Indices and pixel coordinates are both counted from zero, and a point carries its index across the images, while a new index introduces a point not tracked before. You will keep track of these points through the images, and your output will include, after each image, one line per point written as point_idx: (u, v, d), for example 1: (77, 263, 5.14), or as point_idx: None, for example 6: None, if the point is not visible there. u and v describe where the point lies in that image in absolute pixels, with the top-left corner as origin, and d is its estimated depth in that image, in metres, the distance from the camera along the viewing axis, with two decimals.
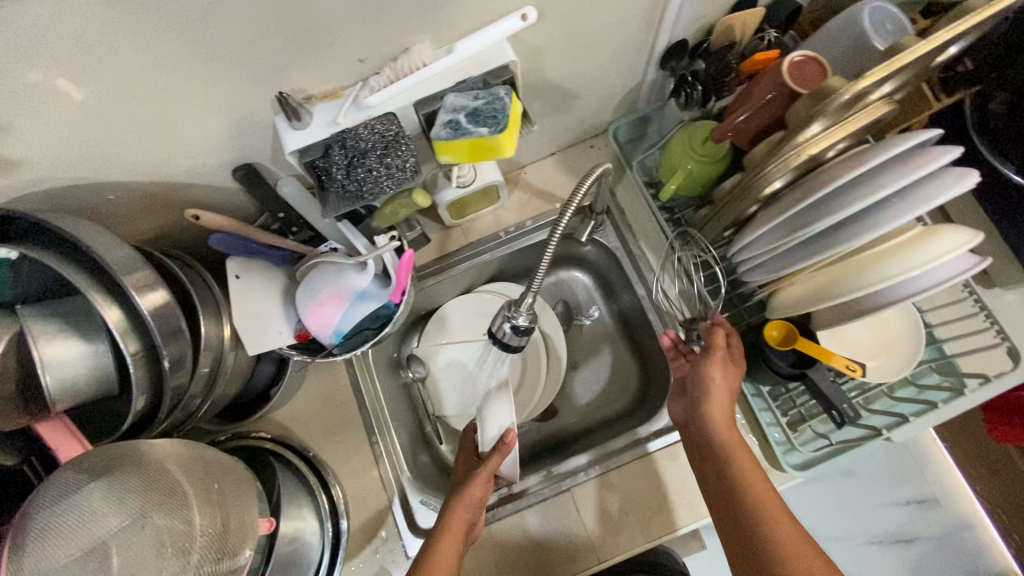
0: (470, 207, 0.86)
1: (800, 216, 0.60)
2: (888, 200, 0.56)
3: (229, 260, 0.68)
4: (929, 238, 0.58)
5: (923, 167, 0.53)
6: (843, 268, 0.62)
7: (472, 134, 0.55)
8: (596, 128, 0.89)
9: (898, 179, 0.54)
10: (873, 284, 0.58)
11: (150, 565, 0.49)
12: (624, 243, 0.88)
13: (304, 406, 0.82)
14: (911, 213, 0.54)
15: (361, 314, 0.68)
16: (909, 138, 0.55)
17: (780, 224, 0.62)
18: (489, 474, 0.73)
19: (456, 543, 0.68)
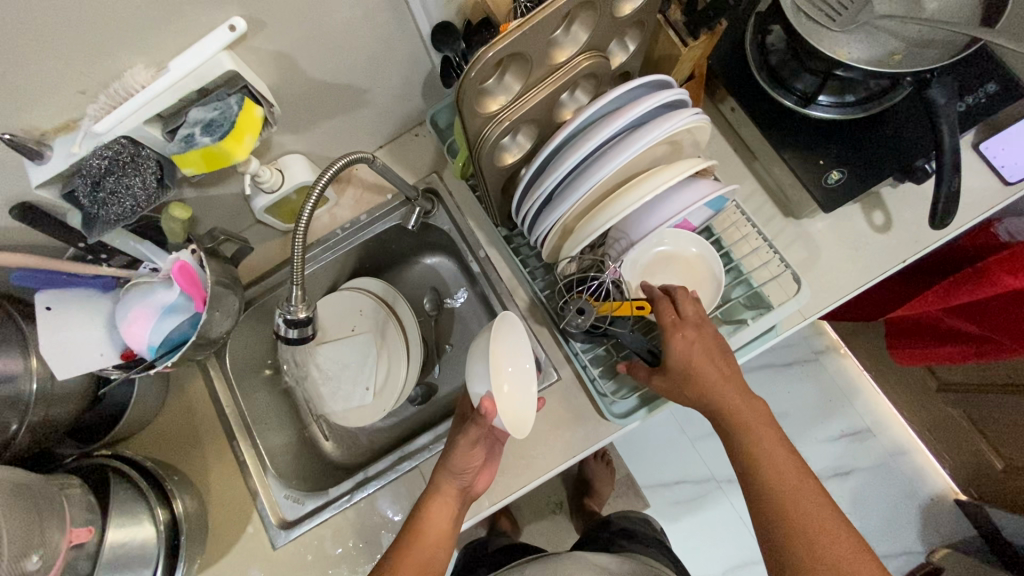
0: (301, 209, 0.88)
1: (539, 174, 0.66)
2: (606, 150, 0.63)
3: (38, 292, 0.70)
4: (650, 177, 0.65)
5: (621, 116, 0.60)
6: (592, 216, 0.67)
7: (203, 142, 0.59)
8: (415, 116, 0.91)
9: (602, 128, 0.61)
10: (611, 220, 0.64)
11: None
12: (455, 223, 0.91)
13: (164, 423, 0.87)
14: (620, 157, 0.61)
15: (169, 327, 0.73)
16: (616, 89, 0.62)
17: (527, 185, 0.67)
18: (474, 441, 0.70)
19: (442, 517, 0.69)
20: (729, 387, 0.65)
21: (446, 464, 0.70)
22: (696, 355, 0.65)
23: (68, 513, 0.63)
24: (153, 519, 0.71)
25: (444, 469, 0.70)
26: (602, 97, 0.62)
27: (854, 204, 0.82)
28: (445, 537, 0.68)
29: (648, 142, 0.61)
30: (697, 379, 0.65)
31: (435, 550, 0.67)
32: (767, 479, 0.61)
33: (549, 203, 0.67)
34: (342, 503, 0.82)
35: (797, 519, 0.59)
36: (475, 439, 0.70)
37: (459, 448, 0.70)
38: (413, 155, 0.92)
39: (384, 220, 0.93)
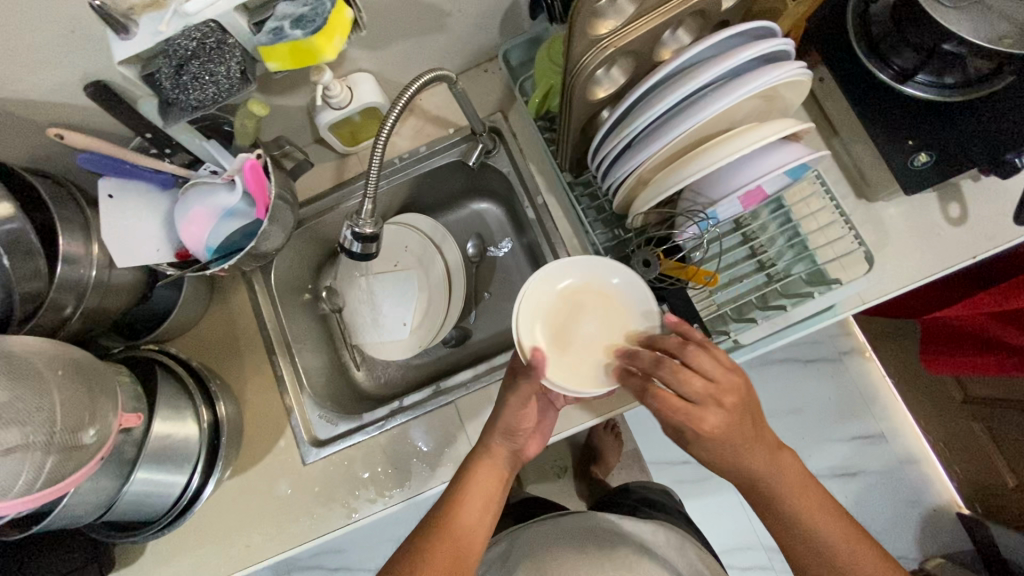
0: (362, 132, 0.86)
1: (626, 117, 0.63)
2: (701, 97, 0.61)
3: (102, 179, 0.70)
4: (739, 134, 0.63)
5: (725, 61, 0.58)
6: (674, 168, 0.65)
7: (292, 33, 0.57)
8: (487, 51, 0.88)
9: (705, 72, 0.58)
10: (696, 173, 0.62)
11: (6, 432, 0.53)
12: (515, 167, 0.89)
13: (207, 330, 0.87)
14: (717, 105, 0.59)
15: (228, 231, 0.72)
16: (721, 33, 0.59)
17: (611, 127, 0.65)
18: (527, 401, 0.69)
19: (488, 478, 0.68)
20: (754, 447, 0.58)
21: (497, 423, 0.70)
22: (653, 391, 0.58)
23: (120, 396, 0.63)
24: (196, 417, 0.72)
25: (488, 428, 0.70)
26: (705, 39, 0.59)
27: (930, 194, 0.80)
28: (492, 501, 0.68)
29: (748, 92, 0.59)
30: (699, 439, 0.58)
31: (480, 509, 0.67)
32: (806, 526, 0.59)
33: (630, 150, 0.65)
34: (376, 429, 0.83)
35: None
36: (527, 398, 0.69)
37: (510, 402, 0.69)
38: (479, 91, 0.90)
39: (442, 155, 0.91)
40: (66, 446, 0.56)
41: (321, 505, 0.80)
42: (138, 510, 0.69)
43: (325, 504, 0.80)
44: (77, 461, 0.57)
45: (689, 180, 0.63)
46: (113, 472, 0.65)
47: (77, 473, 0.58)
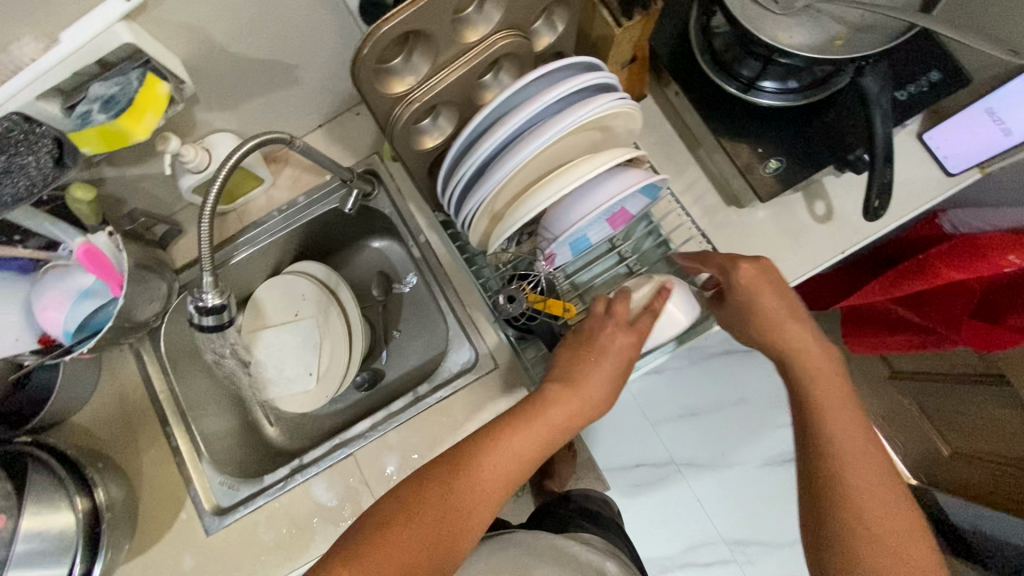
0: (234, 189, 0.85)
1: (458, 160, 0.63)
2: (526, 134, 0.61)
3: None
4: (570, 167, 0.64)
5: (541, 99, 0.58)
6: (514, 204, 0.66)
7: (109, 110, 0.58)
8: (354, 95, 0.88)
9: (524, 110, 0.59)
10: (531, 211, 0.62)
11: None
12: (396, 207, 0.89)
13: (97, 405, 0.85)
14: (540, 142, 0.59)
15: (86, 312, 0.70)
16: (539, 70, 0.59)
17: (447, 170, 0.65)
18: (597, 348, 0.64)
19: (523, 446, 0.60)
20: (826, 375, 0.60)
21: (575, 369, 0.64)
22: (761, 296, 0.64)
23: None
24: (72, 507, 0.70)
25: (612, 372, 0.64)
26: (523, 79, 0.60)
27: (796, 194, 0.81)
28: (501, 490, 0.59)
29: (566, 128, 0.59)
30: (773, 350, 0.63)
31: (535, 445, 0.61)
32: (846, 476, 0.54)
33: (470, 191, 0.65)
34: (277, 490, 0.82)
35: (857, 504, 0.53)
36: (603, 343, 0.64)
37: (609, 345, 0.64)
38: (353, 135, 0.89)
39: (323, 202, 0.90)
40: None
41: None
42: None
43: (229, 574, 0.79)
44: None
45: (529, 217, 0.63)
46: None
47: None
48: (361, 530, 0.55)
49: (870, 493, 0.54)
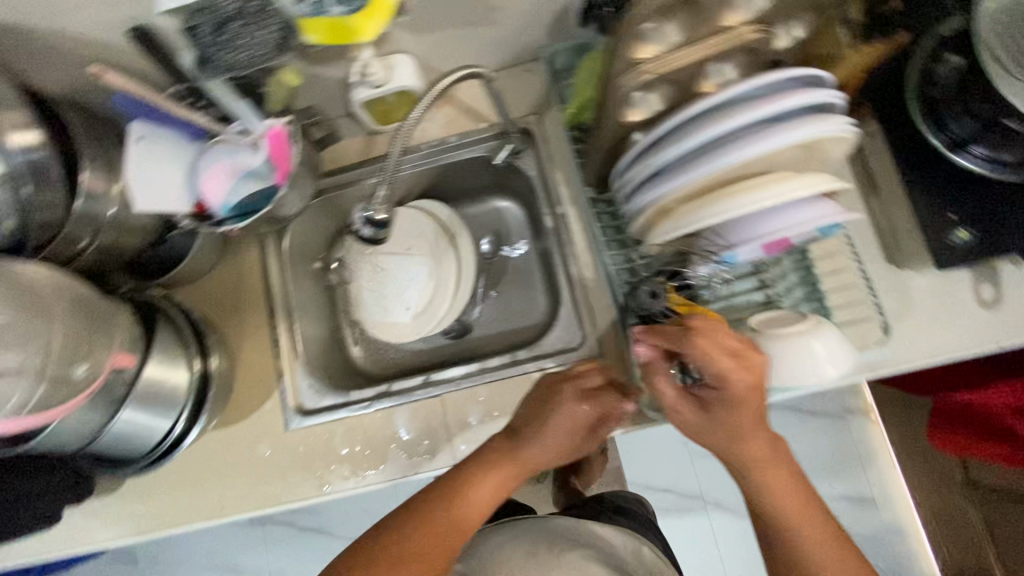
0: (394, 112, 0.86)
1: (655, 145, 0.62)
2: (733, 138, 0.59)
3: (132, 121, 0.71)
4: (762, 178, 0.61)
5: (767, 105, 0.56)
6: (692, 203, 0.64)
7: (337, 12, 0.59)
8: (532, 50, 0.87)
9: (745, 113, 0.56)
10: (714, 216, 0.60)
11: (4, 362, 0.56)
12: (542, 172, 0.88)
13: (217, 280, 0.89)
14: (751, 149, 0.57)
15: (246, 191, 0.72)
16: (774, 74, 0.57)
17: (638, 153, 0.64)
18: (539, 423, 0.65)
19: (493, 488, 0.64)
20: (756, 434, 0.59)
21: (532, 429, 0.65)
22: (720, 359, 0.56)
23: (117, 336, 0.65)
24: (188, 366, 0.74)
25: (551, 448, 0.65)
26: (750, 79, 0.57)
27: (964, 271, 0.76)
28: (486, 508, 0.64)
29: (784, 141, 0.56)
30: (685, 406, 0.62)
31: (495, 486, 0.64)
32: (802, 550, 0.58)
33: (654, 180, 0.64)
34: (362, 407, 0.84)
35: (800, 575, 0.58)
36: (547, 419, 0.64)
37: (556, 412, 0.64)
38: (518, 90, 0.88)
39: (472, 148, 0.90)
40: (59, 377, 0.58)
41: (295, 472, 0.82)
42: (124, 448, 0.71)
43: (299, 472, 0.82)
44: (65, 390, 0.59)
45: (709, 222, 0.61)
46: (101, 407, 0.66)
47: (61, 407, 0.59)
48: (366, 541, 0.61)
49: (808, 527, 0.59)
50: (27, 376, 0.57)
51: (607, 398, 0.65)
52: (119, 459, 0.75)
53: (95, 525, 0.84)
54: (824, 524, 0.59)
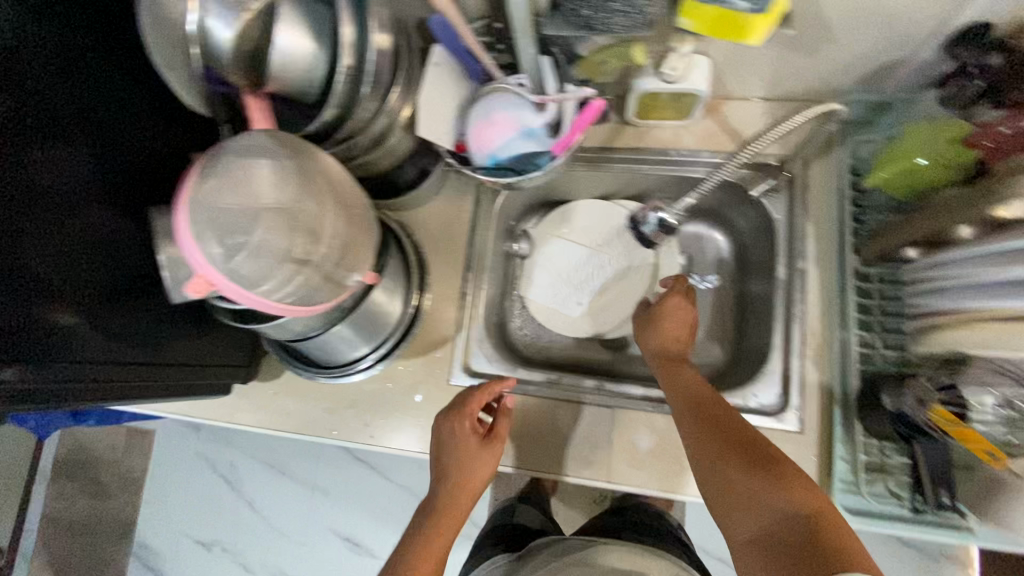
0: (660, 110, 0.82)
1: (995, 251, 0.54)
2: None
3: (436, 46, 0.70)
4: None
5: None
6: None
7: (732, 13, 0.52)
8: (827, 91, 0.80)
9: None
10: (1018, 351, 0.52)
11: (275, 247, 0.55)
12: (790, 218, 0.81)
13: (425, 216, 0.89)
14: None
15: (519, 150, 0.69)
16: None
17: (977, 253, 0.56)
18: (455, 463, 0.75)
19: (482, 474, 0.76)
20: (723, 417, 0.64)
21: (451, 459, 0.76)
22: (674, 317, 0.77)
23: (371, 255, 0.62)
24: (403, 300, 0.75)
25: (478, 467, 0.76)
26: None
27: None
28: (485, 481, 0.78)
29: None
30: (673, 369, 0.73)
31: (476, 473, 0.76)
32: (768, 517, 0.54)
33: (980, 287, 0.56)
34: (532, 389, 0.82)
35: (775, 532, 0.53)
36: (462, 460, 0.75)
37: (452, 455, 0.76)
38: (793, 127, 0.82)
39: (721, 168, 0.83)
40: (332, 277, 0.59)
41: None
42: (316, 355, 0.74)
43: None
44: (316, 292, 0.58)
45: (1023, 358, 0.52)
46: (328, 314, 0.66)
47: (306, 307, 0.59)
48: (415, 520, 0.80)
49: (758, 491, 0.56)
50: (287, 263, 0.56)
51: (500, 423, 0.77)
52: (309, 361, 0.77)
53: (244, 407, 0.86)
54: (791, 501, 0.54)
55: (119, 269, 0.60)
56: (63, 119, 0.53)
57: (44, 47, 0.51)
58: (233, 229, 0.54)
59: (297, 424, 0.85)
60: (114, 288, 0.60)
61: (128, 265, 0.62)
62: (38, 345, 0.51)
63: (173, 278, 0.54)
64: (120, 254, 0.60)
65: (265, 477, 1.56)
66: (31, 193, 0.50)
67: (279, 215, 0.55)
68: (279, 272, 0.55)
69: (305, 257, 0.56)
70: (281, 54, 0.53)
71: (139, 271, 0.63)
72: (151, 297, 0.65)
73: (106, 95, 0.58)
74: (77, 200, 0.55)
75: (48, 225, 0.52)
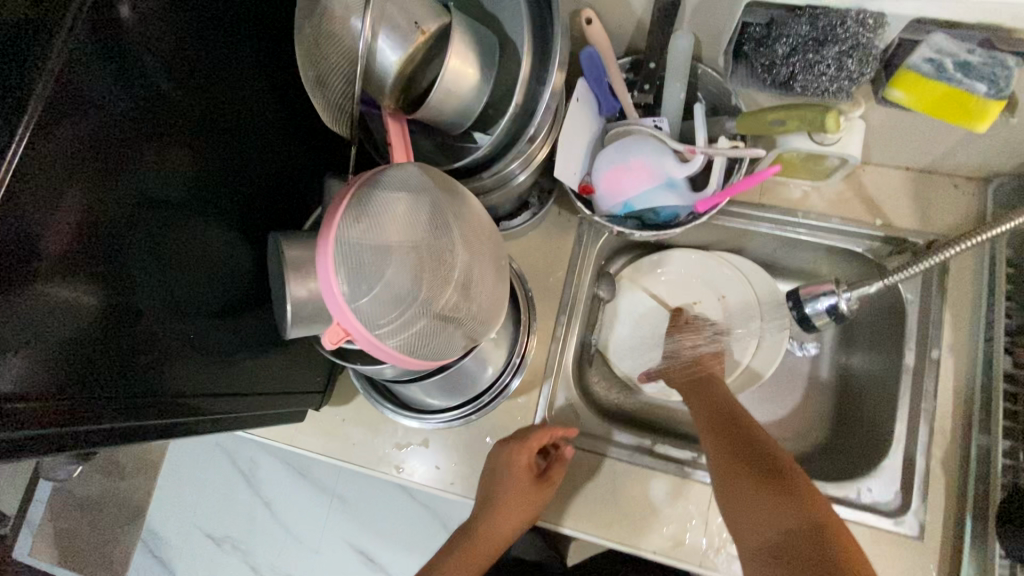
0: (794, 168, 0.75)
1: None
2: None
3: (578, 80, 0.65)
4: None
5: None
6: None
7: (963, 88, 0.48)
8: (981, 170, 0.73)
9: None
10: None
11: (409, 292, 0.48)
12: (925, 302, 0.74)
13: (521, 249, 0.85)
14: None
15: (657, 202, 0.64)
16: None
17: None
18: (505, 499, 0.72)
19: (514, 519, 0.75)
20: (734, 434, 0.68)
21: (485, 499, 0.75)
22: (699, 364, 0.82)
23: (504, 305, 0.56)
24: (504, 348, 0.71)
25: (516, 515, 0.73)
26: None
27: None
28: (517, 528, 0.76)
29: None
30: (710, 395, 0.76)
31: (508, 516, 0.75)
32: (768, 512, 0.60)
33: None
34: (621, 452, 0.76)
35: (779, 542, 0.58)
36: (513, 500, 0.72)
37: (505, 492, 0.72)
38: (936, 203, 0.76)
39: (850, 237, 0.77)
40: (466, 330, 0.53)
41: None
42: (407, 393, 0.70)
43: None
44: (449, 343, 0.52)
45: None
46: None
47: (428, 358, 0.52)
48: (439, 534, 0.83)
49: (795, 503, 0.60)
50: (418, 309, 0.49)
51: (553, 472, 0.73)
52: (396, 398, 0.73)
53: (307, 432, 0.81)
54: (798, 514, 0.59)
55: (226, 287, 0.55)
56: (197, 126, 0.49)
57: (193, 52, 0.48)
58: (366, 269, 0.47)
59: (364, 458, 0.79)
60: (220, 309, 0.55)
61: (235, 283, 0.57)
62: (134, 368, 0.46)
63: (296, 315, 0.48)
64: (225, 270, 0.55)
65: (287, 481, 1.31)
66: (151, 201, 0.46)
67: (419, 251, 0.49)
68: (409, 318, 0.49)
69: (437, 302, 0.49)
70: (444, 85, 0.48)
71: (246, 292, 0.58)
72: (251, 321, 0.60)
73: (243, 105, 0.54)
74: (192, 211, 0.50)
75: (163, 238, 0.48)
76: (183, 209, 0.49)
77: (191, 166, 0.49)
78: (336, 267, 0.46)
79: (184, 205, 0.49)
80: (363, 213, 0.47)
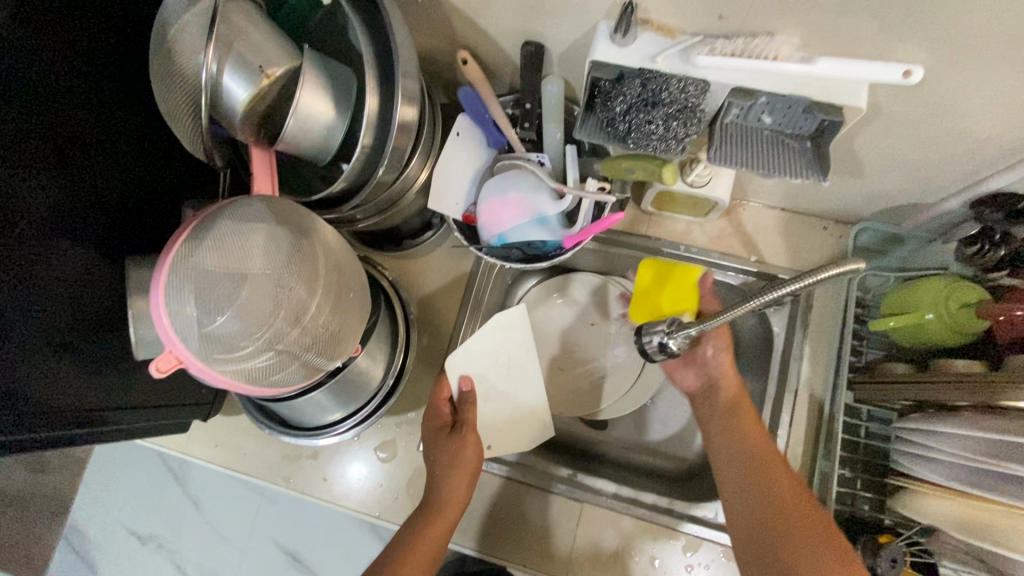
0: (676, 205, 0.80)
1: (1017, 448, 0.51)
2: None
3: (460, 115, 0.69)
4: None
5: None
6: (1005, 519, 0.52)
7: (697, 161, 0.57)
8: (844, 214, 0.79)
9: None
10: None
11: (248, 322, 0.50)
12: (789, 335, 0.79)
13: (422, 267, 0.87)
14: None
15: (529, 236, 0.67)
16: None
17: (985, 440, 0.54)
18: (445, 462, 0.71)
19: (454, 506, 0.69)
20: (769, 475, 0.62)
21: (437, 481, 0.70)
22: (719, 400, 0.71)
23: (358, 335, 0.58)
24: (386, 363, 0.74)
25: (465, 470, 0.70)
26: None
27: None
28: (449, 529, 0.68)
29: None
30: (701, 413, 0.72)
31: (443, 525, 0.68)
32: None
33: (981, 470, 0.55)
34: (501, 468, 0.79)
35: None
36: (454, 459, 0.71)
37: (439, 454, 0.71)
38: (806, 242, 0.81)
39: (727, 270, 0.82)
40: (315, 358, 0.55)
41: (408, 493, 0.79)
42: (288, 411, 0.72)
43: (408, 497, 0.79)
44: (296, 370, 0.54)
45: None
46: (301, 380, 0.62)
47: (272, 385, 0.54)
48: None
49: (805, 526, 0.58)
50: (259, 339, 0.51)
51: (466, 412, 0.74)
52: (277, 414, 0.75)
53: (200, 439, 0.82)
54: None
55: (90, 306, 0.55)
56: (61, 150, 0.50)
57: (53, 78, 0.49)
58: (206, 299, 0.49)
59: (253, 467, 0.81)
60: (80, 328, 0.55)
61: (102, 301, 0.57)
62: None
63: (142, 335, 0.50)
64: (90, 289, 0.55)
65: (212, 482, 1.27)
66: (10, 221, 0.46)
67: (261, 287, 0.50)
68: (244, 347, 0.50)
69: (278, 339, 0.51)
70: (295, 124, 0.50)
71: (113, 309, 0.59)
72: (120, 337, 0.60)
73: (105, 129, 0.55)
74: (51, 235, 0.50)
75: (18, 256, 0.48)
76: (41, 231, 0.49)
77: (54, 184, 0.50)
78: (175, 296, 0.48)
79: (42, 227, 0.49)
80: (203, 242, 0.49)
